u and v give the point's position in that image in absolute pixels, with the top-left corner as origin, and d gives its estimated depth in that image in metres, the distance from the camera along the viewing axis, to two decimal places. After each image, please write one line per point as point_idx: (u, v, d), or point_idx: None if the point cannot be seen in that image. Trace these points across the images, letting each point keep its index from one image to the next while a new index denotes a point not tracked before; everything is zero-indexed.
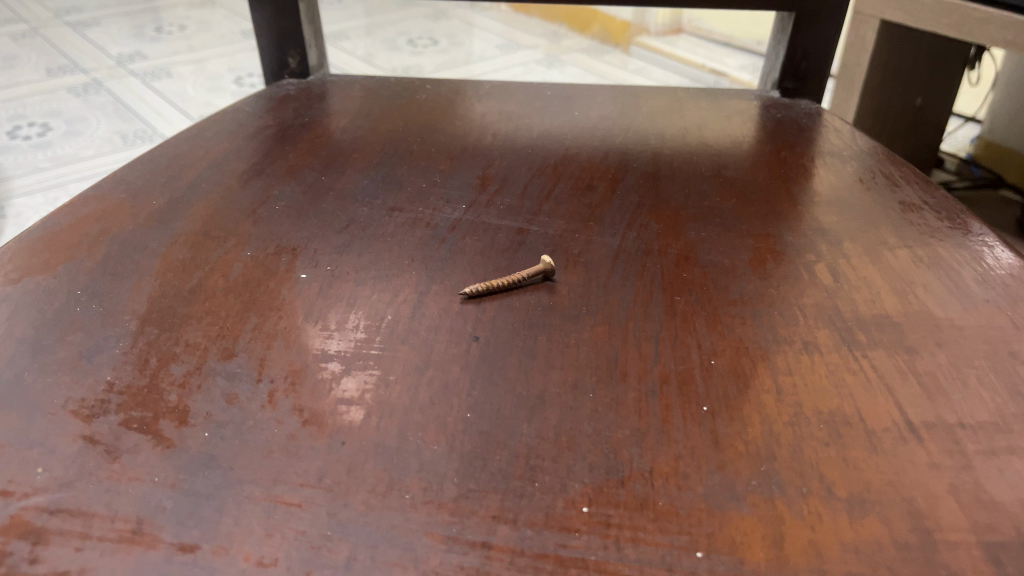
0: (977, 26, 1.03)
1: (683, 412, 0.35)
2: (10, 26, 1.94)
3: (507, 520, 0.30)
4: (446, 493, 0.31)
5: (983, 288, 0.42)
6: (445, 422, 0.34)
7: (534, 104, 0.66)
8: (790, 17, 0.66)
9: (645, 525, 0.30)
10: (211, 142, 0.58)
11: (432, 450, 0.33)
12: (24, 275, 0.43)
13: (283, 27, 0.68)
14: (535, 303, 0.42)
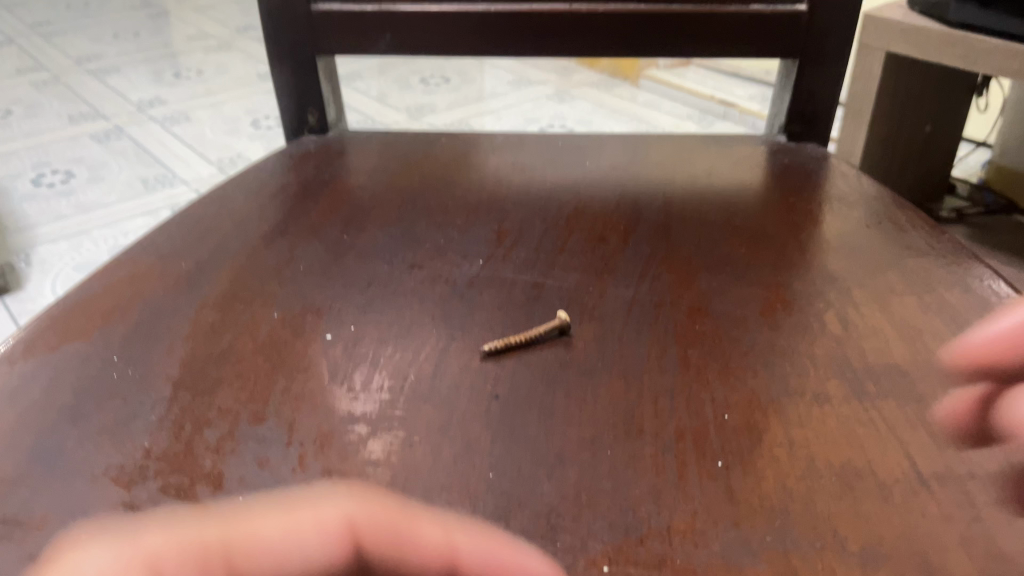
0: (982, 56, 1.05)
1: (698, 467, 0.36)
2: (33, 74, 1.99)
3: None
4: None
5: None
6: (468, 482, 0.35)
7: (547, 155, 0.68)
8: (794, 64, 0.67)
9: None
10: (236, 202, 0.61)
11: (456, 511, 0.34)
12: (62, 341, 0.45)
13: (302, 86, 0.70)
14: (552, 359, 0.43)
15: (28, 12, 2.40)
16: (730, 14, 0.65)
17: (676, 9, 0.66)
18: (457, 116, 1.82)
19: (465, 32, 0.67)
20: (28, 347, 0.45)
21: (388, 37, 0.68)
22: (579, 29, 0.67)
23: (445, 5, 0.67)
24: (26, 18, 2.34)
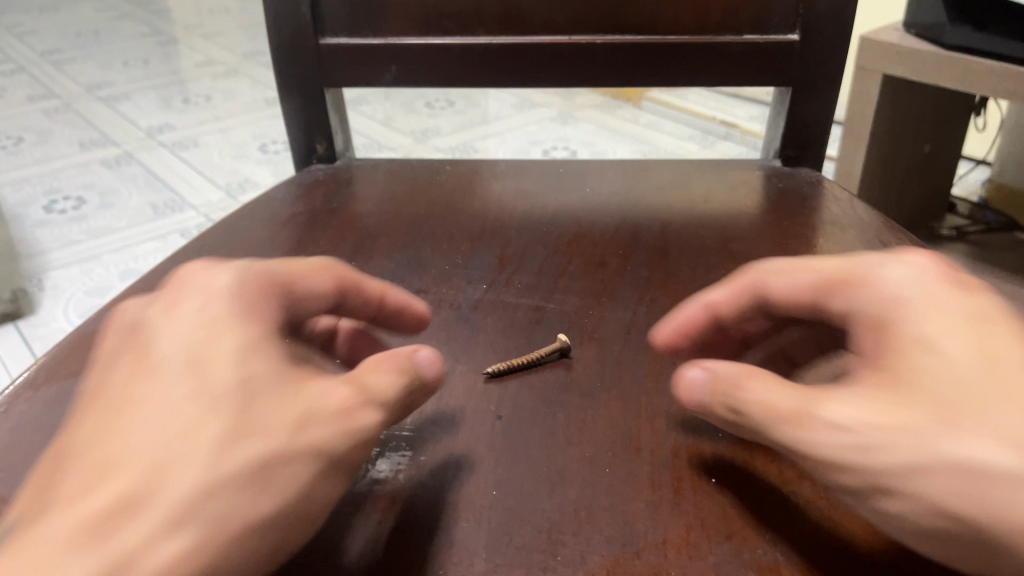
0: (978, 78, 1.06)
1: (693, 484, 0.37)
2: (44, 102, 2.03)
3: None
4: (475, 567, 0.34)
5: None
6: (473, 500, 0.37)
7: (548, 182, 0.70)
8: (789, 91, 0.69)
9: None
10: (247, 231, 0.63)
11: (461, 527, 0.36)
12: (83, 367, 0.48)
13: (311, 117, 0.73)
14: (553, 380, 0.45)
15: (40, 40, 2.44)
16: (725, 44, 0.67)
17: (673, 40, 0.68)
18: (462, 139, 1.85)
19: (468, 63, 0.70)
20: (52, 372, 0.47)
21: (394, 69, 0.70)
22: (578, 59, 0.69)
23: (449, 38, 0.69)
24: (38, 47, 2.38)
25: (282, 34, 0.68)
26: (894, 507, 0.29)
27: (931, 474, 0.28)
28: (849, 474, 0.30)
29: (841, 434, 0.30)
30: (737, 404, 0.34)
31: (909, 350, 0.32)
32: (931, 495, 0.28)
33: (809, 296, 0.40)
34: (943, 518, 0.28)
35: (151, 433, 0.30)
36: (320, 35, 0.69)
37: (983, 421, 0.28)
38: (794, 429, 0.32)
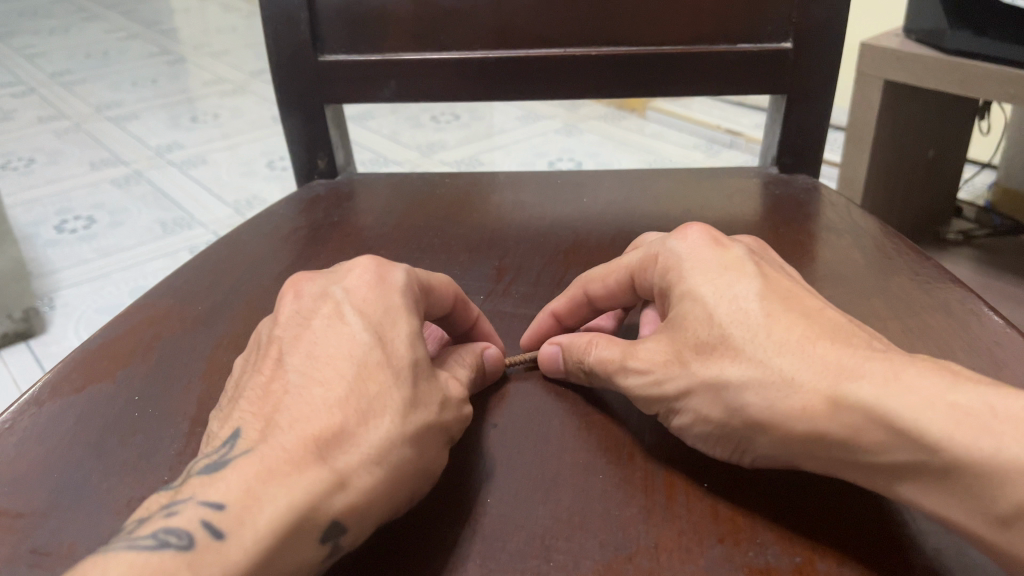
0: (978, 82, 1.06)
1: (685, 489, 0.39)
2: (54, 123, 2.05)
3: None
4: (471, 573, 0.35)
5: (967, 354, 0.45)
6: (472, 505, 0.39)
7: (546, 193, 0.70)
8: (784, 99, 0.70)
9: None
10: (249, 245, 0.64)
11: (460, 531, 0.37)
12: (87, 383, 0.49)
13: (311, 133, 0.74)
14: (549, 389, 0.47)
15: (49, 62, 2.47)
16: (719, 53, 0.68)
17: (667, 51, 0.68)
18: (467, 151, 1.86)
19: (466, 77, 0.70)
20: (55, 388, 0.48)
21: (392, 84, 0.71)
22: (574, 72, 0.70)
23: (445, 53, 0.70)
24: (48, 69, 2.41)
25: (281, 52, 0.69)
26: (680, 420, 0.41)
27: (696, 397, 0.39)
28: (651, 402, 0.42)
29: (635, 377, 0.42)
30: (585, 367, 0.45)
31: (680, 297, 0.42)
32: (699, 412, 0.39)
33: (625, 286, 0.48)
34: (712, 425, 0.39)
35: (351, 391, 0.37)
36: (318, 52, 0.70)
37: (728, 351, 0.39)
38: (617, 378, 0.43)
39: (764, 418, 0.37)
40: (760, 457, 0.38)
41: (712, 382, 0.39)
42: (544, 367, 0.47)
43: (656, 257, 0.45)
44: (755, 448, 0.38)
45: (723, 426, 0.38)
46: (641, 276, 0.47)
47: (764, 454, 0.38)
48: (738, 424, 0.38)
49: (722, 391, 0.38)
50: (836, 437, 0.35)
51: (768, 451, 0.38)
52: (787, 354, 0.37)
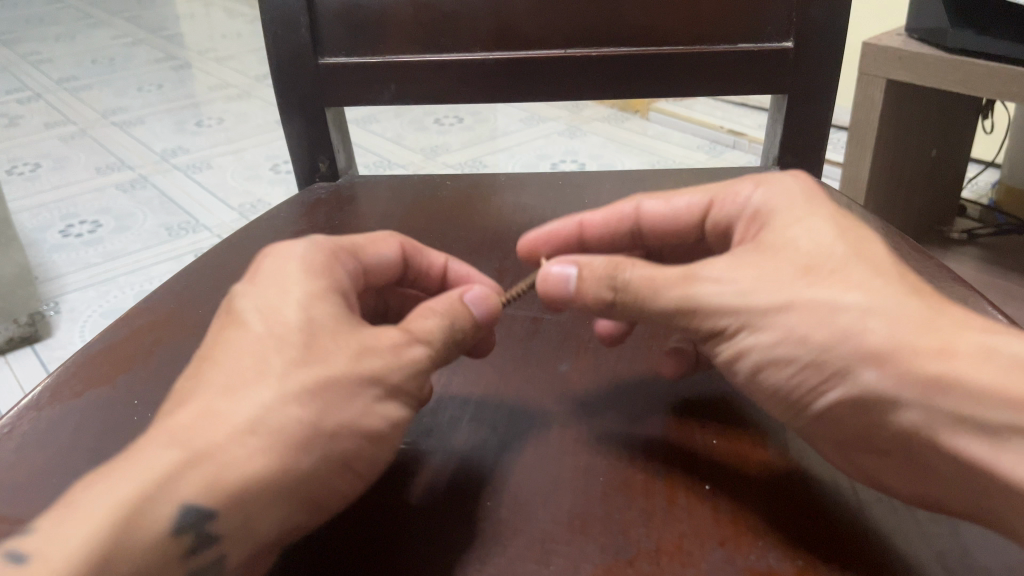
0: (983, 81, 1.06)
1: (687, 491, 0.40)
2: (59, 129, 2.05)
3: None
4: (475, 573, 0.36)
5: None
6: (479, 507, 0.40)
7: (547, 194, 0.70)
8: (785, 99, 0.70)
9: None
10: (251, 248, 0.64)
11: (467, 532, 0.38)
12: (87, 388, 0.49)
13: (313, 136, 0.74)
14: (549, 391, 0.47)
15: (56, 68, 2.48)
16: (719, 53, 0.68)
17: (667, 51, 0.68)
18: (470, 154, 1.86)
19: (466, 78, 0.70)
20: (55, 392, 0.48)
21: (392, 87, 0.71)
22: (574, 73, 0.69)
23: (445, 55, 0.70)
24: (54, 74, 2.42)
25: (281, 55, 0.69)
26: (761, 339, 0.40)
27: (796, 314, 0.39)
28: (731, 315, 0.41)
29: (715, 288, 0.41)
30: (618, 279, 0.43)
31: (786, 228, 0.43)
32: (792, 331, 0.39)
33: (685, 227, 0.52)
34: (801, 350, 0.39)
35: (348, 394, 0.38)
36: (319, 55, 0.70)
37: (842, 277, 0.39)
38: (676, 287, 0.42)
39: (886, 347, 0.37)
40: (834, 400, 0.38)
41: (830, 306, 0.38)
42: (550, 282, 0.46)
43: (763, 180, 0.47)
44: (840, 384, 0.37)
45: (823, 350, 0.38)
46: (717, 204, 0.49)
47: (843, 393, 0.37)
48: (847, 351, 0.37)
49: (836, 313, 0.38)
50: (951, 385, 0.36)
51: (858, 386, 0.37)
52: (906, 293, 0.38)
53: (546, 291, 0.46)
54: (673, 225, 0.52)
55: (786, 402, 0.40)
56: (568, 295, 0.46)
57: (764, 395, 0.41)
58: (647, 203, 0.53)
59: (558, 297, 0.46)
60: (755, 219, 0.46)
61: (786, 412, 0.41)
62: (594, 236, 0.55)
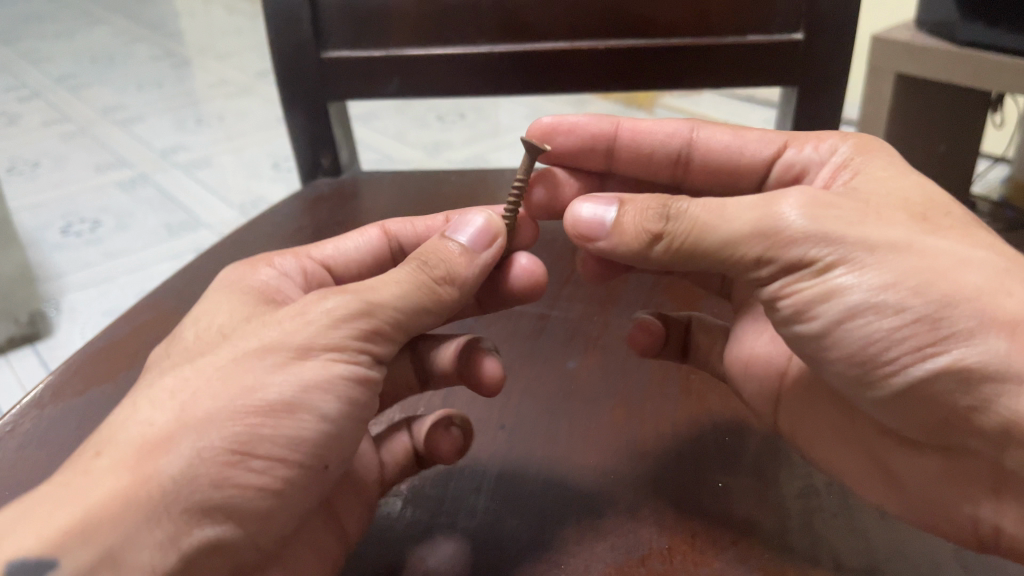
0: (991, 75, 1.05)
1: (700, 490, 0.41)
2: (58, 127, 2.04)
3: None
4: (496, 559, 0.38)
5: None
6: (499, 501, 0.41)
7: None
8: (795, 92, 0.69)
9: None
10: (255, 244, 0.64)
11: (487, 524, 0.40)
12: (88, 386, 0.49)
13: (315, 131, 0.73)
14: (557, 389, 0.48)
15: (55, 65, 2.47)
16: (727, 46, 0.67)
17: (675, 43, 0.67)
18: (473, 151, 1.84)
19: (471, 70, 0.69)
20: (58, 391, 0.49)
21: (396, 81, 0.70)
22: (581, 65, 0.69)
23: (450, 48, 0.69)
24: (53, 72, 2.41)
25: (284, 49, 0.69)
26: (865, 280, 0.35)
27: (912, 257, 0.35)
28: (832, 246, 0.36)
29: (807, 215, 0.36)
30: (674, 210, 0.40)
31: (890, 177, 0.41)
32: (909, 274, 0.35)
33: (749, 172, 0.53)
34: (912, 300, 0.35)
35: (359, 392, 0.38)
36: (321, 49, 0.69)
37: (962, 232, 0.37)
38: (753, 210, 0.37)
39: (1016, 317, 0.34)
40: (941, 367, 0.34)
41: (953, 259, 0.35)
42: (589, 221, 0.44)
43: (857, 137, 0.47)
44: (955, 346, 0.34)
45: (943, 303, 0.34)
46: (793, 149, 0.50)
47: (956, 357, 0.34)
48: (972, 310, 0.34)
49: (961, 267, 0.35)
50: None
51: (979, 352, 0.33)
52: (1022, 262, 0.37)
53: (578, 226, 0.44)
54: (732, 161, 0.53)
55: (867, 359, 0.36)
56: (603, 231, 0.43)
57: (841, 350, 0.37)
58: (709, 131, 0.54)
59: (589, 234, 0.44)
60: (845, 166, 0.45)
61: (864, 376, 0.37)
62: (626, 143, 0.56)
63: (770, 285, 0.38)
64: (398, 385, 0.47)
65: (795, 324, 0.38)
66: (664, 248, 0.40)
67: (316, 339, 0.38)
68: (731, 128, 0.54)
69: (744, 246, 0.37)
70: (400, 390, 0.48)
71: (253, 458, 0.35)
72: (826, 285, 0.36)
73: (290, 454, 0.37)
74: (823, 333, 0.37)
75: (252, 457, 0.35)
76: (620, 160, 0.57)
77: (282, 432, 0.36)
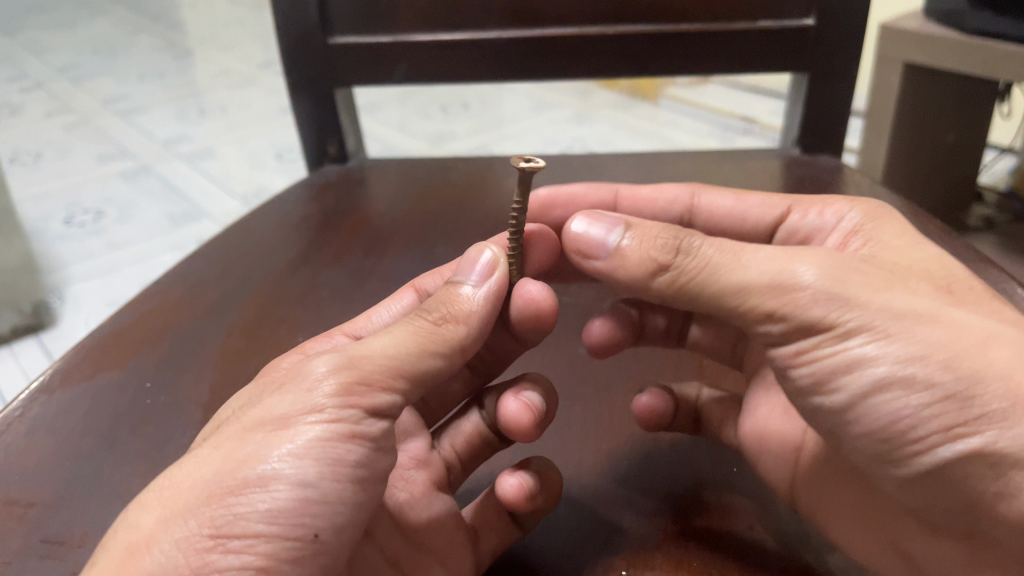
0: (999, 64, 1.03)
1: (710, 475, 0.44)
2: (59, 117, 2.02)
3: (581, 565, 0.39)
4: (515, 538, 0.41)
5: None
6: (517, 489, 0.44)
7: (563, 176, 0.71)
8: (805, 79, 0.69)
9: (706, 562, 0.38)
10: (262, 231, 0.64)
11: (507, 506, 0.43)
12: (97, 371, 0.49)
13: (321, 118, 0.73)
14: (569, 373, 0.51)
15: (57, 57, 2.46)
16: (737, 31, 0.66)
17: (685, 28, 0.67)
18: (478, 141, 1.83)
19: (479, 56, 0.69)
20: (66, 376, 0.49)
21: (403, 67, 0.69)
22: (591, 52, 0.68)
23: (458, 34, 0.68)
24: (56, 63, 2.40)
25: (290, 34, 0.68)
26: (891, 351, 0.34)
27: (941, 328, 0.34)
28: (855, 310, 0.35)
29: (825, 276, 0.36)
30: (685, 244, 0.40)
31: (909, 250, 0.42)
32: (937, 348, 0.34)
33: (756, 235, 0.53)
34: (942, 375, 0.33)
35: None
36: (328, 34, 0.69)
37: (988, 309, 0.37)
38: (772, 262, 0.37)
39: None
40: (969, 450, 0.33)
41: (982, 333, 0.34)
42: (586, 239, 0.43)
43: (864, 204, 0.48)
44: (986, 429, 0.32)
45: (973, 380, 0.33)
46: (798, 214, 0.51)
47: (986, 442, 0.32)
48: (1003, 391, 0.32)
49: (993, 343, 0.34)
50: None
51: (1010, 439, 0.32)
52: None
53: (577, 246, 0.44)
54: (734, 226, 0.54)
55: (892, 436, 0.35)
56: (603, 255, 0.43)
57: (866, 425, 0.35)
58: (709, 197, 0.55)
59: (588, 252, 0.43)
60: (856, 232, 0.46)
61: (890, 455, 0.35)
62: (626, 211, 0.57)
63: (783, 349, 0.38)
64: (476, 444, 0.48)
65: (815, 395, 0.37)
66: (669, 280, 0.40)
67: (295, 406, 0.34)
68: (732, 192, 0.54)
69: (758, 297, 0.37)
70: (478, 450, 0.48)
71: (231, 539, 0.31)
72: (848, 354, 0.35)
73: (275, 528, 0.32)
74: (845, 407, 0.36)
75: (230, 537, 0.31)
76: None
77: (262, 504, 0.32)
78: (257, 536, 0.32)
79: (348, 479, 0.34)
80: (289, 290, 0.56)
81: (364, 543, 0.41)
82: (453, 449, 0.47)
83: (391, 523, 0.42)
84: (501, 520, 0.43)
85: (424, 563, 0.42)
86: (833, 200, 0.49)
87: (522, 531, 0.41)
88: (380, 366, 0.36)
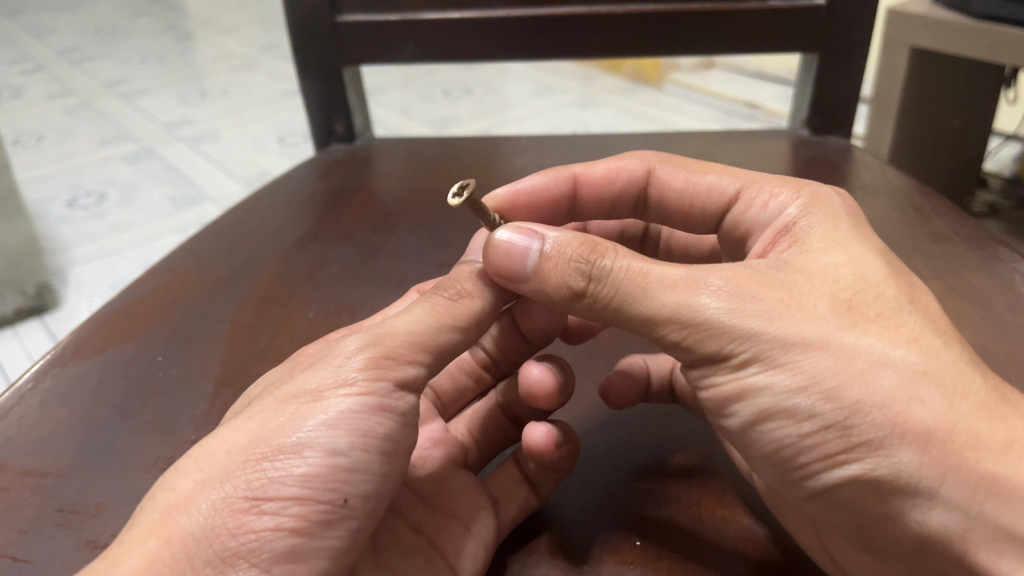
0: (1006, 48, 1.02)
1: (713, 447, 0.44)
2: (60, 100, 2.01)
3: (569, 551, 0.38)
4: (508, 510, 0.41)
5: (1000, 340, 0.47)
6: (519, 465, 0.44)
7: (572, 155, 0.71)
8: (814, 59, 0.69)
9: (679, 558, 0.37)
10: (269, 209, 0.64)
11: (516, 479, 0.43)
12: (108, 345, 0.49)
13: (328, 96, 0.72)
14: (582, 348, 0.52)
15: (57, 39, 2.44)
16: (749, 11, 0.66)
17: (695, 8, 0.66)
18: (482, 126, 1.82)
19: (487, 35, 0.68)
20: (77, 349, 0.49)
21: (412, 45, 0.69)
22: (599, 31, 0.68)
23: (467, 12, 0.68)
24: (56, 46, 2.38)
25: (298, 12, 0.68)
26: (777, 381, 0.34)
27: (827, 357, 0.33)
28: (747, 343, 0.34)
29: (726, 303, 0.35)
30: (596, 268, 0.38)
31: (826, 250, 0.38)
32: (822, 378, 0.33)
33: (710, 217, 0.49)
34: (823, 406, 0.33)
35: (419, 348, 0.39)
36: (337, 12, 0.68)
37: (889, 322, 0.34)
38: (674, 292, 0.36)
39: (928, 427, 0.31)
40: (850, 476, 0.33)
41: (870, 359, 0.33)
42: (509, 250, 0.40)
43: (808, 196, 0.43)
44: (865, 456, 0.32)
45: (853, 411, 0.32)
46: (744, 201, 0.46)
47: (864, 469, 0.32)
48: (882, 419, 0.32)
49: (879, 369, 0.32)
50: (1005, 491, 0.31)
51: (888, 466, 0.32)
52: (962, 359, 0.34)
53: (497, 257, 0.41)
54: (684, 209, 0.50)
55: (781, 460, 0.35)
56: (522, 273, 0.40)
57: (759, 450, 0.36)
58: (663, 171, 0.50)
59: (509, 272, 0.41)
60: (787, 231, 0.41)
61: (784, 477, 0.35)
62: (586, 194, 0.52)
63: (692, 370, 0.37)
64: (489, 425, 0.48)
65: (716, 416, 0.37)
66: (588, 304, 0.38)
67: (326, 381, 0.35)
68: (685, 167, 0.50)
69: (662, 325, 0.36)
70: (492, 428, 0.48)
71: (266, 501, 0.31)
72: (741, 383, 0.35)
73: (307, 491, 0.32)
74: (740, 431, 0.36)
75: (265, 499, 0.31)
76: (582, 207, 0.53)
77: (303, 471, 0.32)
78: (291, 499, 0.32)
79: (377, 450, 0.35)
80: (299, 267, 0.57)
81: (392, 516, 0.41)
82: (467, 431, 0.48)
83: (414, 496, 0.42)
84: (517, 488, 0.42)
85: (448, 526, 0.41)
86: (779, 189, 0.44)
87: (539, 497, 0.41)
88: (404, 341, 0.37)
